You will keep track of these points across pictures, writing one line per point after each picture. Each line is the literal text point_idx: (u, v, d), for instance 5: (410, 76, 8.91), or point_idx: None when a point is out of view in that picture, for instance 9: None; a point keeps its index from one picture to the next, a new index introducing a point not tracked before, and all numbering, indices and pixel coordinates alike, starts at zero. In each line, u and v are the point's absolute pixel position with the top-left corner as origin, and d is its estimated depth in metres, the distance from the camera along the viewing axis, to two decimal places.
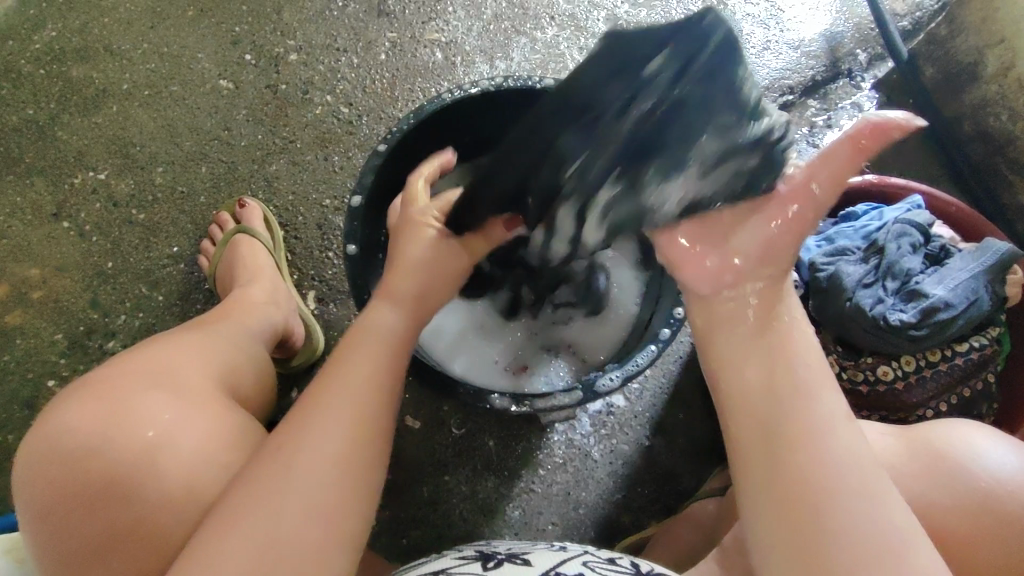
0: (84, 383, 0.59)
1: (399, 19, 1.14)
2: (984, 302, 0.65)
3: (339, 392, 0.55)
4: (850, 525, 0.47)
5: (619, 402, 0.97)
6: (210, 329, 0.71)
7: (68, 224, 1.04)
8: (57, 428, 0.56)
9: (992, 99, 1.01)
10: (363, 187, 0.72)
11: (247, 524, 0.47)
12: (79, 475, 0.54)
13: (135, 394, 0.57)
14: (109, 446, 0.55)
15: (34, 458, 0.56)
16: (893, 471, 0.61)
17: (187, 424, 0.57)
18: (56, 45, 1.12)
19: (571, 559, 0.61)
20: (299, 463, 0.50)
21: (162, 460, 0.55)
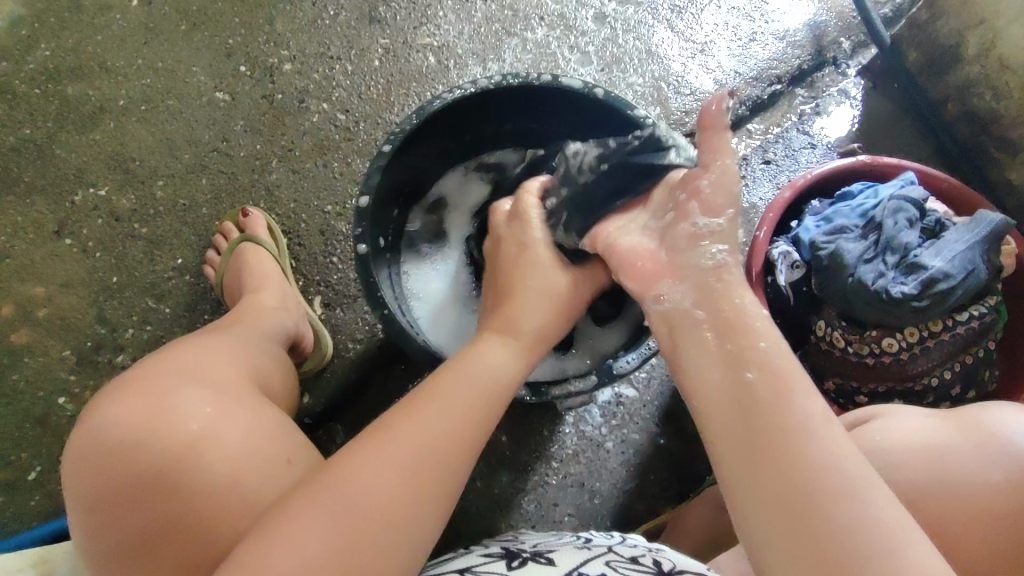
0: (127, 378, 0.60)
1: (390, 25, 1.16)
2: (981, 272, 0.66)
3: (400, 433, 0.54)
4: (848, 507, 0.45)
5: (628, 392, 0.98)
6: (236, 333, 0.73)
7: (71, 241, 1.05)
8: (105, 422, 0.56)
9: (975, 80, 1.04)
10: (369, 188, 0.72)
11: (291, 535, 0.48)
12: (127, 468, 0.55)
13: (176, 389, 0.58)
14: (149, 444, 0.55)
15: (81, 454, 0.56)
16: (943, 447, 0.63)
17: (228, 416, 0.58)
18: (51, 64, 1.12)
19: (594, 559, 0.59)
20: (345, 494, 0.50)
21: (206, 453, 0.55)
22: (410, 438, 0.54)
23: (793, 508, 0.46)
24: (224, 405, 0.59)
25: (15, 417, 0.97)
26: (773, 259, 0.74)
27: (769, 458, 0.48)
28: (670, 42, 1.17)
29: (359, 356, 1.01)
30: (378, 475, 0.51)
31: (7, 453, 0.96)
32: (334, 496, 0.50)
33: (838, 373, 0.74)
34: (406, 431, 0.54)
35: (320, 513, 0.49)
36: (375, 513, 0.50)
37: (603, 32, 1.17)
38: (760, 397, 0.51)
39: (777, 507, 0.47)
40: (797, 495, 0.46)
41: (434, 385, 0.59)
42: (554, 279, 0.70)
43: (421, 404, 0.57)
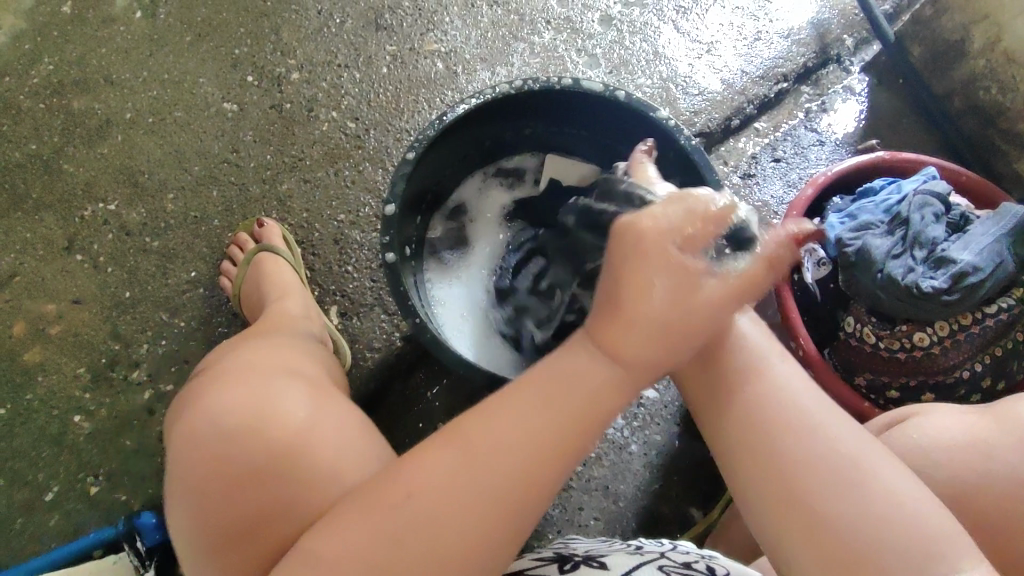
0: (227, 374, 0.64)
1: (397, 31, 1.16)
2: (1009, 264, 0.67)
3: (512, 438, 0.49)
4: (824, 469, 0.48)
5: (649, 394, 0.98)
6: (308, 343, 0.77)
7: (81, 256, 1.04)
8: (211, 411, 0.59)
9: (982, 73, 1.05)
10: (395, 196, 0.72)
11: (355, 525, 0.48)
12: (231, 454, 0.56)
13: (283, 385, 0.62)
14: (260, 429, 0.57)
15: (186, 442, 0.58)
16: (987, 442, 0.60)
17: (329, 413, 0.61)
18: (55, 79, 1.11)
19: (647, 563, 0.59)
20: (432, 498, 0.48)
21: (307, 440, 0.57)
22: (511, 448, 0.48)
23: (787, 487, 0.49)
24: (320, 401, 0.62)
25: (31, 437, 0.96)
26: (802, 257, 0.77)
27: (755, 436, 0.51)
28: (676, 42, 1.17)
29: (377, 365, 1.00)
30: (477, 486, 0.48)
31: (23, 474, 0.95)
32: (421, 498, 0.48)
33: (869, 368, 0.73)
34: (509, 438, 0.49)
35: (382, 516, 0.48)
36: (465, 521, 0.48)
37: (609, 35, 1.17)
38: (767, 402, 0.52)
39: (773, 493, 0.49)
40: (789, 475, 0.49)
41: (548, 392, 0.50)
42: (653, 295, 0.48)
43: (520, 415, 0.49)
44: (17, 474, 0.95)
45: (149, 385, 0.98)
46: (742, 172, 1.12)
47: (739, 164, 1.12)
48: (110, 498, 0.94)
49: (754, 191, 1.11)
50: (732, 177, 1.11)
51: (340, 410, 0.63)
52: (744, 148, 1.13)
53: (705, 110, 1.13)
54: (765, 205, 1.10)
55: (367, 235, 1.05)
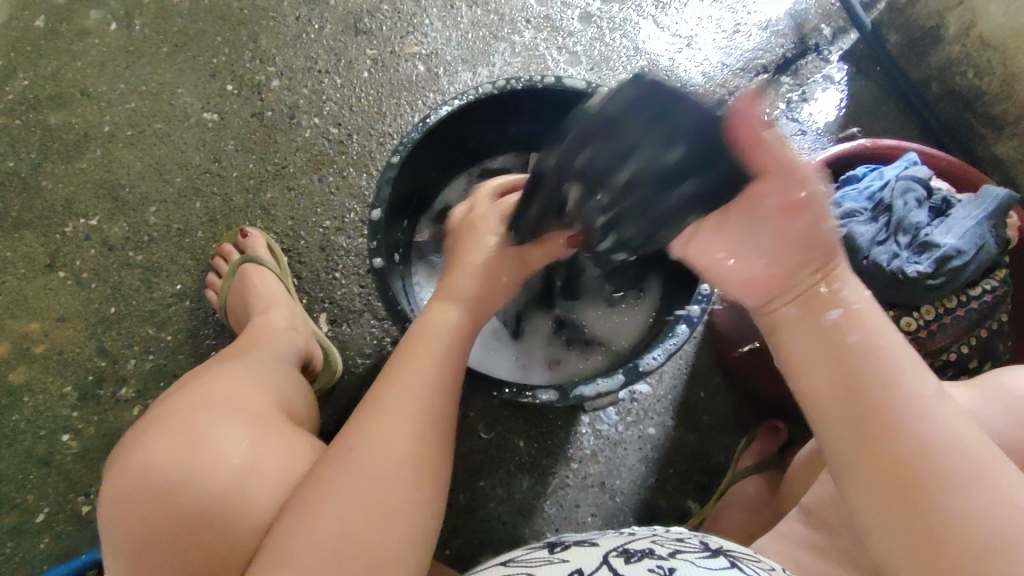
0: (160, 419, 0.62)
1: (377, 35, 1.15)
2: (991, 246, 0.69)
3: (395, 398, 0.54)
4: (952, 470, 0.43)
5: (643, 389, 0.98)
6: (264, 366, 0.75)
7: (64, 273, 1.02)
8: (137, 466, 0.58)
9: (957, 59, 1.06)
10: (381, 201, 0.72)
11: (319, 513, 0.48)
12: (167, 510, 0.56)
13: (211, 424, 0.60)
14: (191, 480, 0.56)
15: (118, 497, 0.58)
16: (971, 412, 0.60)
17: (265, 445, 0.60)
18: (30, 94, 1.10)
19: (638, 538, 0.60)
20: (366, 468, 0.50)
21: (243, 486, 0.56)
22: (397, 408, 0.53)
23: (904, 490, 0.43)
24: (258, 436, 0.60)
25: (17, 459, 0.95)
26: None
27: (864, 434, 0.45)
28: (656, 37, 1.17)
29: (369, 371, 0.99)
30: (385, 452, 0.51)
31: (12, 497, 0.93)
32: (354, 476, 0.49)
33: None
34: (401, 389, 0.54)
35: (318, 502, 0.48)
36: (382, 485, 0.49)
37: (589, 32, 1.17)
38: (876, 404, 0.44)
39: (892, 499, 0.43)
40: (910, 483, 0.43)
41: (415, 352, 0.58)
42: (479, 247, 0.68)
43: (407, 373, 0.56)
44: (5, 497, 0.93)
45: (137, 401, 0.97)
46: None
47: None
48: None
49: None
50: None
51: (277, 437, 0.61)
52: None
53: None
54: None
55: (354, 241, 1.04)
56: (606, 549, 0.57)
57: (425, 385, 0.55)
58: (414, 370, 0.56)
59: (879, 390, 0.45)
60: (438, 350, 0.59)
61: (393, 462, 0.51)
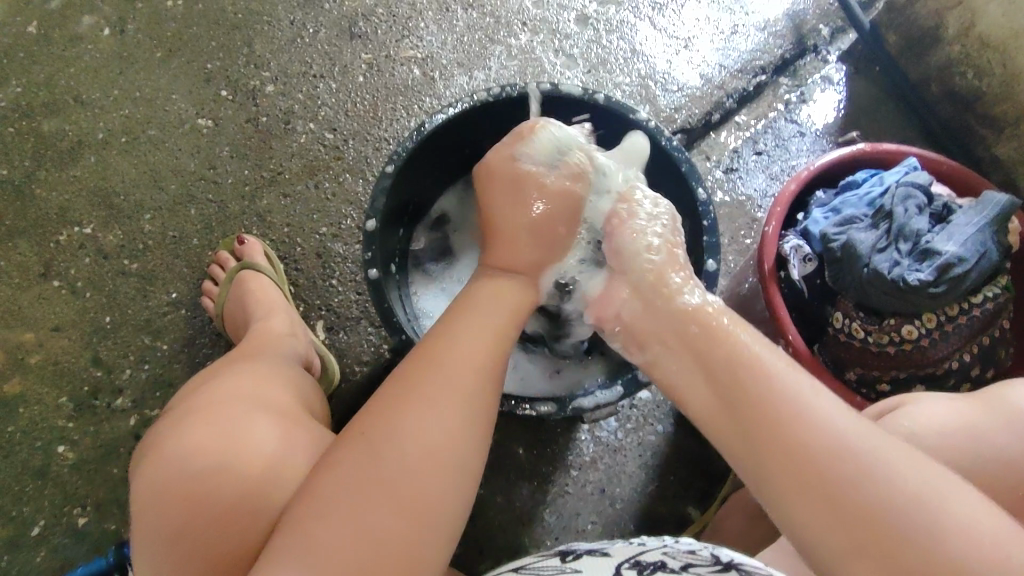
0: (196, 410, 0.62)
1: (372, 39, 1.14)
2: (992, 253, 0.68)
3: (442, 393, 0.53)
4: (840, 451, 0.47)
5: (644, 395, 0.97)
6: (280, 363, 0.77)
7: (58, 282, 1.01)
8: (174, 453, 0.58)
9: (957, 59, 1.05)
10: (376, 211, 0.71)
11: (344, 492, 0.48)
12: (201, 501, 0.55)
13: (246, 416, 0.61)
14: (229, 465, 0.56)
15: (151, 481, 0.57)
16: (979, 426, 0.60)
17: (295, 440, 0.61)
18: (23, 102, 1.09)
19: (650, 549, 0.59)
20: (411, 458, 0.50)
21: (276, 473, 0.56)
22: (445, 409, 0.52)
23: (802, 477, 0.47)
24: (288, 431, 0.62)
25: (13, 471, 0.94)
26: (786, 253, 0.74)
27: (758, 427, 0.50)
28: (654, 39, 1.17)
29: (366, 379, 0.99)
30: (419, 441, 0.51)
31: (7, 509, 0.93)
32: (401, 460, 0.49)
33: (860, 364, 0.74)
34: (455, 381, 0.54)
35: (357, 494, 0.48)
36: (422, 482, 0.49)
37: (586, 34, 1.16)
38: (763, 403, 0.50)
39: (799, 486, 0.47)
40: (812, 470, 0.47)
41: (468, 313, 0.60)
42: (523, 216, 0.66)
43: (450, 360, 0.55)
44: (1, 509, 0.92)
45: (133, 411, 0.96)
46: (725, 166, 1.12)
47: (721, 158, 1.12)
48: (99, 529, 0.92)
49: (738, 185, 1.11)
50: (715, 172, 1.11)
51: (307, 439, 0.62)
52: (725, 142, 1.13)
53: (686, 106, 1.13)
54: (749, 199, 1.10)
55: (350, 248, 1.03)
56: (618, 561, 0.57)
57: (476, 358, 0.56)
58: (457, 353, 0.56)
59: (769, 390, 0.51)
60: (499, 330, 0.60)
61: (442, 450, 0.51)
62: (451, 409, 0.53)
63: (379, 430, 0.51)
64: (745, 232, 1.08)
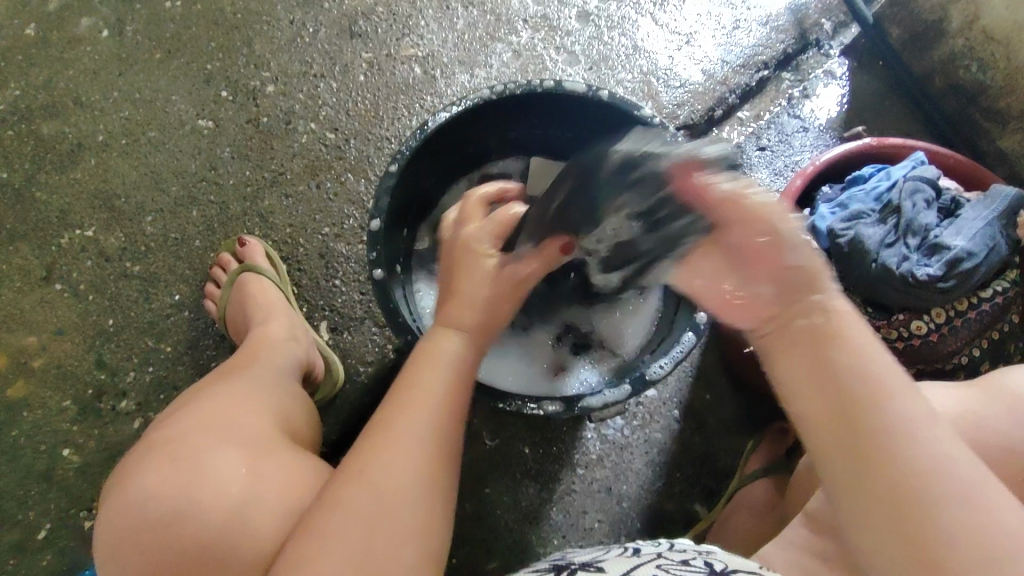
0: (158, 444, 0.61)
1: (372, 38, 1.13)
2: (1001, 247, 0.68)
3: (408, 426, 0.54)
4: (918, 467, 0.42)
5: (650, 394, 0.97)
6: (262, 378, 0.75)
7: (61, 285, 1.01)
8: (137, 497, 0.57)
9: (961, 52, 1.04)
10: (380, 211, 0.71)
11: (324, 544, 0.49)
12: (172, 543, 0.55)
13: (210, 448, 0.60)
14: (193, 509, 0.56)
15: (114, 533, 0.57)
16: (976, 414, 0.60)
17: (264, 469, 0.59)
18: (22, 104, 1.08)
19: (643, 563, 0.58)
20: (377, 500, 0.50)
21: (247, 510, 0.56)
22: (408, 448, 0.53)
23: (866, 483, 0.43)
24: (256, 459, 0.60)
25: (18, 475, 0.94)
26: None
27: (834, 423, 0.45)
28: (655, 35, 1.16)
29: (371, 379, 0.98)
30: (391, 491, 0.51)
31: (13, 513, 0.92)
32: (362, 503, 0.50)
33: None
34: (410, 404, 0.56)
35: (332, 531, 0.49)
36: (389, 521, 0.50)
37: (587, 31, 1.16)
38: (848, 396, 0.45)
39: (864, 498, 0.44)
40: (880, 475, 0.43)
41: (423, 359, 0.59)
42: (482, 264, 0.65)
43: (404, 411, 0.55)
44: (7, 513, 0.92)
45: (138, 414, 0.96)
46: None
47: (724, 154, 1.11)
48: None
49: None
50: None
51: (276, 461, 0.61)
52: (728, 137, 1.12)
53: (688, 103, 1.12)
54: None
55: (353, 247, 1.03)
56: None
57: (441, 405, 0.56)
58: (416, 412, 0.55)
59: (840, 379, 0.46)
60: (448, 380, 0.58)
61: (407, 481, 0.52)
62: (424, 423, 0.55)
63: (363, 461, 0.53)
64: None
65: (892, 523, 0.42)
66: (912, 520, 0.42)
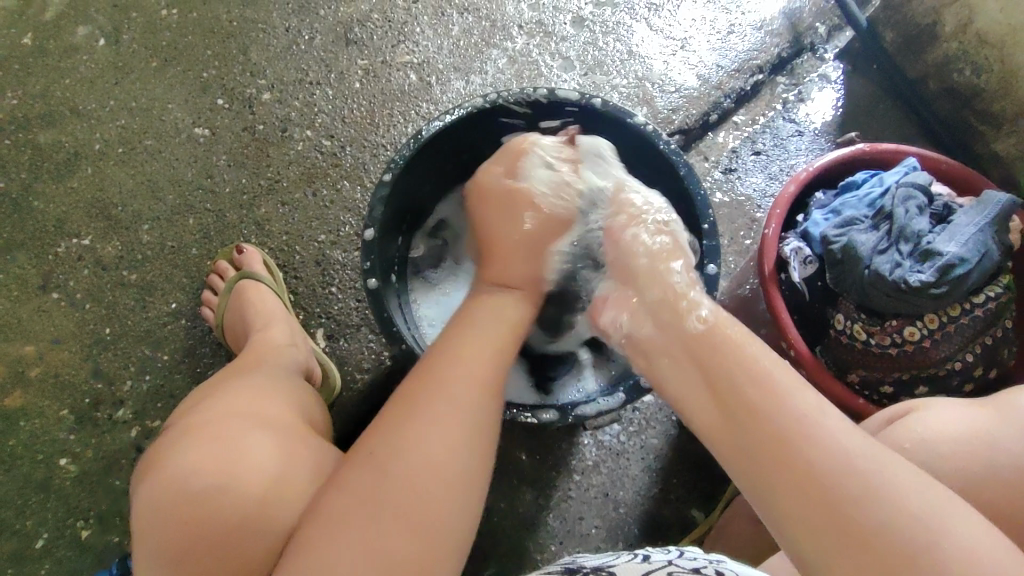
0: (194, 429, 0.61)
1: (368, 45, 1.14)
2: (994, 253, 0.68)
3: (426, 429, 0.52)
4: (822, 453, 0.46)
5: (646, 399, 0.97)
6: (278, 376, 0.76)
7: (57, 294, 1.01)
8: (175, 473, 0.57)
9: (954, 56, 1.05)
10: (374, 220, 0.71)
11: (356, 529, 0.47)
12: (207, 518, 0.55)
13: (241, 433, 0.60)
14: (230, 487, 0.56)
15: (151, 506, 0.56)
16: (988, 433, 0.59)
17: (292, 451, 0.61)
18: (19, 114, 1.09)
19: (655, 571, 0.58)
20: (408, 485, 0.49)
21: (279, 488, 0.57)
22: (430, 436, 0.52)
23: (790, 479, 0.46)
24: (283, 442, 0.61)
25: (16, 484, 0.94)
26: (786, 256, 0.74)
27: (742, 429, 0.49)
28: (650, 40, 1.16)
29: (367, 387, 0.98)
30: (419, 480, 0.49)
31: (10, 523, 0.92)
32: (391, 482, 0.49)
33: (863, 366, 0.73)
34: (439, 400, 0.54)
35: (362, 507, 0.48)
36: (409, 503, 0.49)
37: (582, 36, 1.16)
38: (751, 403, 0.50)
39: (791, 492, 0.45)
40: (797, 468, 0.46)
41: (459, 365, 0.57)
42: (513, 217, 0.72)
43: (438, 397, 0.54)
44: (4, 523, 0.92)
45: (135, 422, 0.96)
46: (723, 167, 1.11)
47: (719, 159, 1.12)
48: (103, 541, 0.92)
49: (736, 185, 1.10)
50: (714, 173, 1.11)
51: (302, 447, 0.62)
52: (723, 142, 1.12)
53: (683, 107, 1.13)
54: (749, 200, 1.10)
55: (350, 254, 1.03)
56: None
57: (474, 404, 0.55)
58: (452, 399, 0.54)
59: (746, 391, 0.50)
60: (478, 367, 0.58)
61: (436, 460, 0.51)
62: (452, 433, 0.52)
63: (385, 444, 0.51)
64: (744, 233, 1.08)
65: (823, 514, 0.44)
66: (837, 507, 0.43)
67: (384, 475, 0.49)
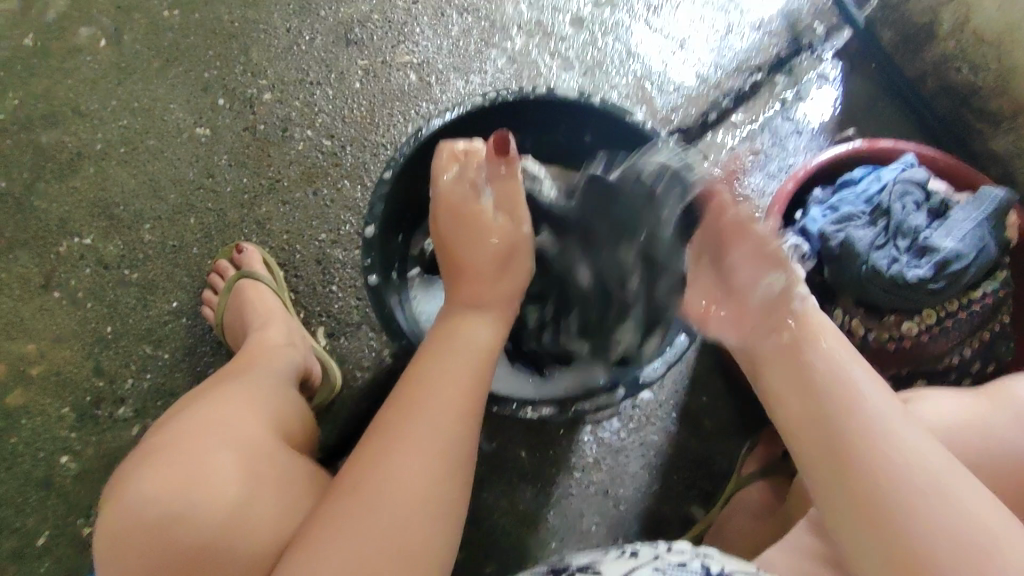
0: (156, 447, 0.61)
1: (368, 45, 1.14)
2: (990, 248, 0.68)
3: (416, 426, 0.54)
4: (893, 466, 0.51)
5: (645, 396, 0.97)
6: (260, 382, 0.75)
7: (59, 293, 1.02)
8: (134, 498, 0.57)
9: (952, 54, 1.05)
10: (374, 217, 0.72)
11: (335, 539, 0.49)
12: (170, 541, 0.55)
13: (207, 449, 0.60)
14: (189, 512, 0.56)
15: (112, 534, 0.57)
16: (982, 422, 0.60)
17: (258, 468, 0.60)
18: (22, 113, 1.09)
19: (641, 568, 0.58)
20: (384, 496, 0.50)
21: (244, 509, 0.57)
22: (423, 437, 0.54)
23: (852, 488, 0.51)
24: (249, 462, 0.60)
25: (18, 482, 0.94)
26: (784, 252, 0.74)
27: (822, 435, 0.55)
28: (648, 40, 1.17)
29: (368, 384, 0.99)
30: (395, 492, 0.51)
31: (11, 521, 0.93)
32: (375, 497, 0.50)
33: (860, 362, 0.74)
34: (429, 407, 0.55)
35: (343, 522, 0.49)
36: (397, 518, 0.50)
37: (581, 36, 1.16)
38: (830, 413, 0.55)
39: (849, 500, 0.51)
40: (865, 482, 0.51)
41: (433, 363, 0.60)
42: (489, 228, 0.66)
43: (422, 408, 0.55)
44: (5, 521, 0.93)
45: (136, 420, 0.96)
46: (722, 166, 1.12)
47: (718, 157, 1.12)
48: None
49: (735, 184, 1.11)
50: None
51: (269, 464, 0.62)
52: (722, 141, 1.13)
53: (682, 107, 1.13)
54: (748, 198, 1.10)
55: (350, 253, 1.04)
56: None
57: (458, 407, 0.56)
58: (435, 402, 0.56)
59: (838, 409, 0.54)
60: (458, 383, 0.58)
61: (418, 472, 0.52)
62: (434, 436, 0.54)
63: (372, 457, 0.53)
64: None
65: (869, 524, 0.50)
66: (888, 521, 0.49)
67: (366, 491, 0.51)
